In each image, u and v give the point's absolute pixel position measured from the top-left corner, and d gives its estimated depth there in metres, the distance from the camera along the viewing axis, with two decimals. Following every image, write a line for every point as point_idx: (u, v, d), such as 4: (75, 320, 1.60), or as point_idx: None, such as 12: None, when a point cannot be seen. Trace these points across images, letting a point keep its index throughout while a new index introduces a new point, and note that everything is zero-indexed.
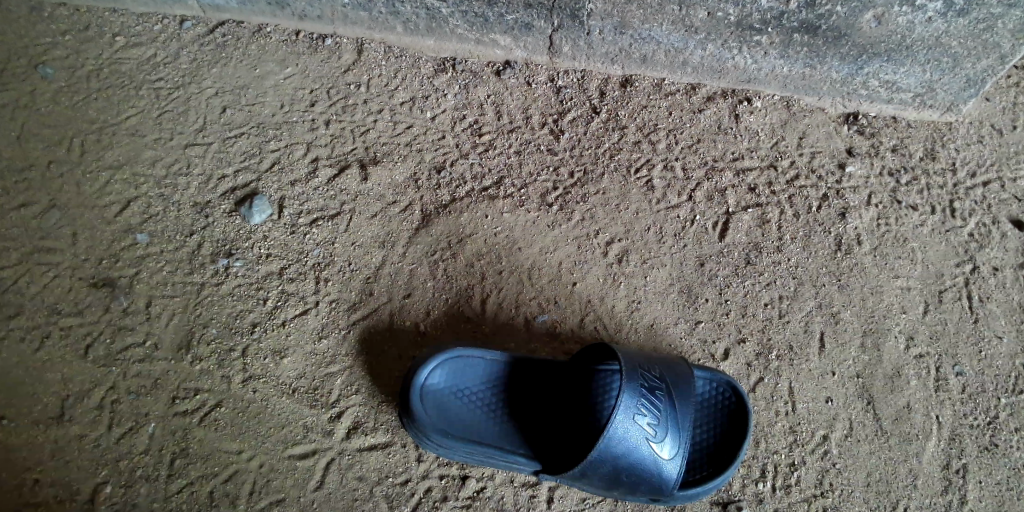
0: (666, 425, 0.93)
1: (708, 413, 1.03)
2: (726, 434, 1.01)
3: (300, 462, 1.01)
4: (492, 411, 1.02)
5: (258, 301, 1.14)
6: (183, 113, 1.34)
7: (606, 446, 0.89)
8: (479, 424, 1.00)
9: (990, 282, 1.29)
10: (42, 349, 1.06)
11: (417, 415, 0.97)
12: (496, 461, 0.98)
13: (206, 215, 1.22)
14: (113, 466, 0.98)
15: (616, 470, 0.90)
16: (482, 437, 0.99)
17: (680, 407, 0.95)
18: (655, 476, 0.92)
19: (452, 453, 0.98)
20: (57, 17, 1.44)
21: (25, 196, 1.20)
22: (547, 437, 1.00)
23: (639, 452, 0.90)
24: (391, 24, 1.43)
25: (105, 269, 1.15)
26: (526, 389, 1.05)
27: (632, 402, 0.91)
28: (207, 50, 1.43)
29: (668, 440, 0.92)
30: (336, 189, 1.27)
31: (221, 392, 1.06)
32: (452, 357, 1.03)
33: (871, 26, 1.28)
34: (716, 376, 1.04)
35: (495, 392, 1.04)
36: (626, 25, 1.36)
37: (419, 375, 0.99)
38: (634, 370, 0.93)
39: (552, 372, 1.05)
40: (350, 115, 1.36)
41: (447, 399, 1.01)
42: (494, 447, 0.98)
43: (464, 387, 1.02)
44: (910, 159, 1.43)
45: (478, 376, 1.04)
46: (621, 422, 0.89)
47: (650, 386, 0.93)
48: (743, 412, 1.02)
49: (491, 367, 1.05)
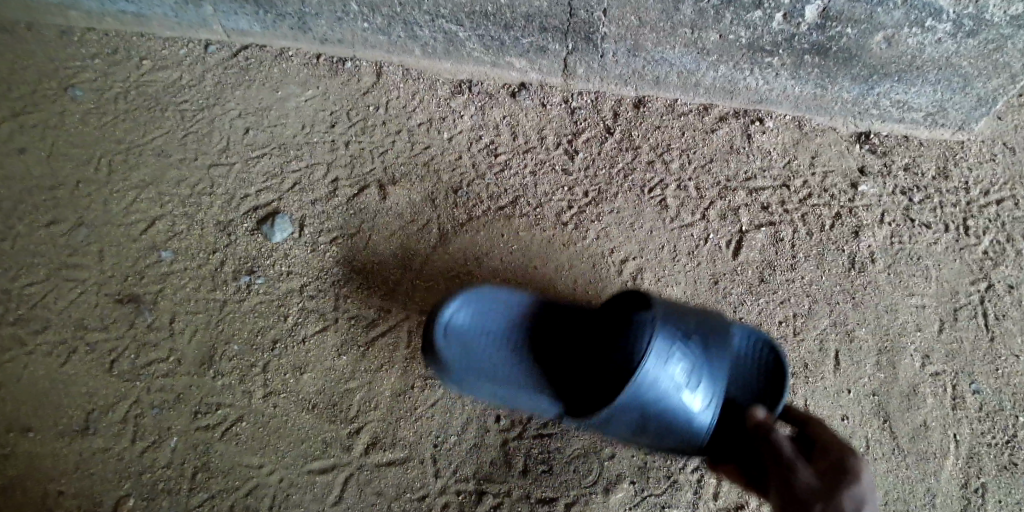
0: (697, 372, 0.89)
1: (744, 370, 0.96)
2: (765, 392, 0.94)
3: (319, 477, 1.05)
4: (516, 351, 1.05)
5: (279, 318, 1.17)
6: (207, 134, 1.37)
7: (635, 392, 0.85)
8: (503, 366, 1.03)
9: (1005, 300, 1.29)
10: (69, 363, 1.10)
11: (440, 354, 0.99)
12: (519, 400, 1.01)
13: (228, 234, 1.25)
14: (135, 479, 1.02)
15: (644, 418, 0.86)
16: (502, 378, 1.02)
17: (712, 357, 0.91)
18: (684, 427, 0.87)
19: (471, 391, 1.02)
20: (86, 41, 1.48)
21: (54, 214, 1.24)
22: (564, 380, 1.03)
23: (668, 400, 0.86)
24: (409, 47, 1.46)
25: (130, 286, 1.18)
26: (546, 332, 1.07)
27: (662, 346, 0.86)
28: (231, 73, 1.46)
29: (701, 389, 0.88)
30: (356, 208, 1.30)
31: (242, 407, 1.09)
32: (476, 296, 1.05)
33: (882, 47, 1.30)
34: (755, 333, 0.98)
35: (520, 333, 1.06)
36: (638, 47, 1.39)
37: (445, 314, 1.00)
38: (666, 315, 0.89)
39: (576, 321, 1.08)
40: (369, 136, 1.39)
41: (471, 337, 1.03)
42: (518, 387, 1.01)
43: (486, 324, 1.05)
44: (923, 178, 1.44)
45: (502, 317, 1.07)
46: (652, 367, 0.85)
47: (681, 331, 0.90)
48: (781, 370, 0.94)
49: (514, 310, 1.07)
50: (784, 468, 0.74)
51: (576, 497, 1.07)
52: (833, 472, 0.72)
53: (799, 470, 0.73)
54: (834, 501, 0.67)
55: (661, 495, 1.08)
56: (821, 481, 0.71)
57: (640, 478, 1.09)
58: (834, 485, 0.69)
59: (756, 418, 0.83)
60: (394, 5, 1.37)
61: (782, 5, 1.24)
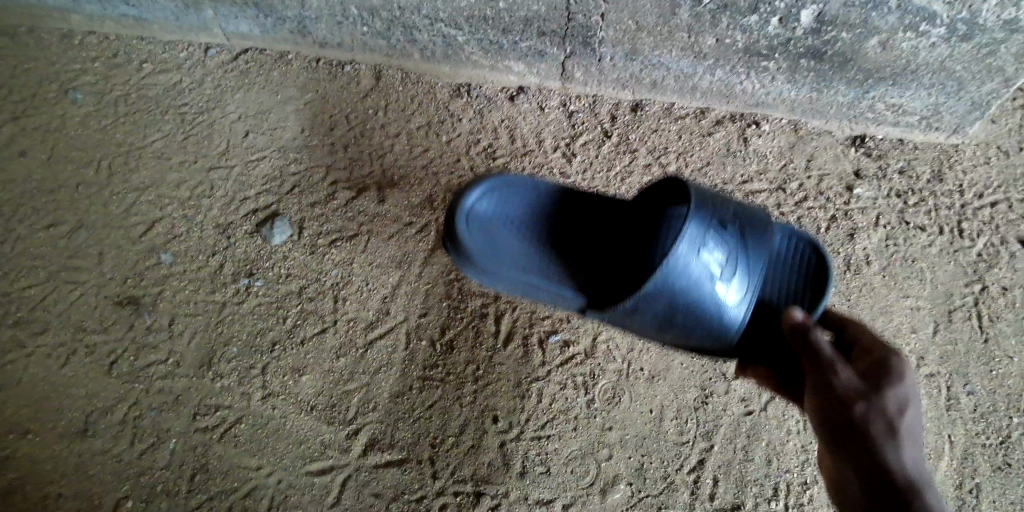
0: (734, 261, 0.80)
1: (783, 268, 0.86)
2: (804, 293, 0.84)
3: (317, 478, 1.05)
4: (542, 242, 0.98)
5: (278, 320, 1.18)
6: (207, 137, 1.38)
7: (661, 278, 0.76)
8: (526, 256, 0.97)
9: (1000, 301, 1.30)
10: (69, 364, 1.11)
11: (461, 238, 0.97)
12: (542, 293, 0.94)
13: (228, 236, 1.26)
14: (134, 481, 1.03)
15: (672, 309, 0.78)
16: (528, 267, 0.96)
17: (752, 245, 0.81)
18: (715, 323, 0.79)
19: (494, 282, 0.97)
20: (87, 44, 1.48)
21: (54, 216, 1.25)
22: (599, 272, 0.95)
23: (701, 289, 0.77)
24: (408, 51, 1.47)
25: (130, 288, 1.19)
26: (582, 227, 1.00)
27: (696, 230, 0.77)
28: (231, 76, 1.47)
29: (737, 281, 0.79)
30: (354, 211, 1.30)
31: (240, 409, 1.09)
32: (500, 187, 1.01)
33: (876, 51, 1.31)
34: (797, 233, 0.89)
35: (547, 224, 1.00)
36: (636, 52, 1.40)
37: (465, 200, 0.98)
38: (700, 198, 0.80)
39: (614, 214, 1.00)
40: (368, 140, 1.40)
41: (492, 225, 0.99)
42: (542, 279, 0.94)
43: (513, 213, 1.01)
44: (917, 181, 1.45)
45: (527, 208, 1.02)
46: (685, 251, 0.76)
47: (717, 217, 0.80)
48: (825, 273, 0.85)
49: (541, 201, 1.02)
50: (823, 367, 0.68)
51: (573, 499, 1.07)
52: (875, 376, 0.67)
53: (841, 370, 0.67)
54: (876, 403, 0.64)
55: (659, 497, 1.09)
56: (863, 383, 0.67)
57: (638, 480, 1.10)
58: (877, 388, 0.65)
59: (794, 319, 0.72)
60: (394, 9, 1.37)
61: (777, 9, 1.24)
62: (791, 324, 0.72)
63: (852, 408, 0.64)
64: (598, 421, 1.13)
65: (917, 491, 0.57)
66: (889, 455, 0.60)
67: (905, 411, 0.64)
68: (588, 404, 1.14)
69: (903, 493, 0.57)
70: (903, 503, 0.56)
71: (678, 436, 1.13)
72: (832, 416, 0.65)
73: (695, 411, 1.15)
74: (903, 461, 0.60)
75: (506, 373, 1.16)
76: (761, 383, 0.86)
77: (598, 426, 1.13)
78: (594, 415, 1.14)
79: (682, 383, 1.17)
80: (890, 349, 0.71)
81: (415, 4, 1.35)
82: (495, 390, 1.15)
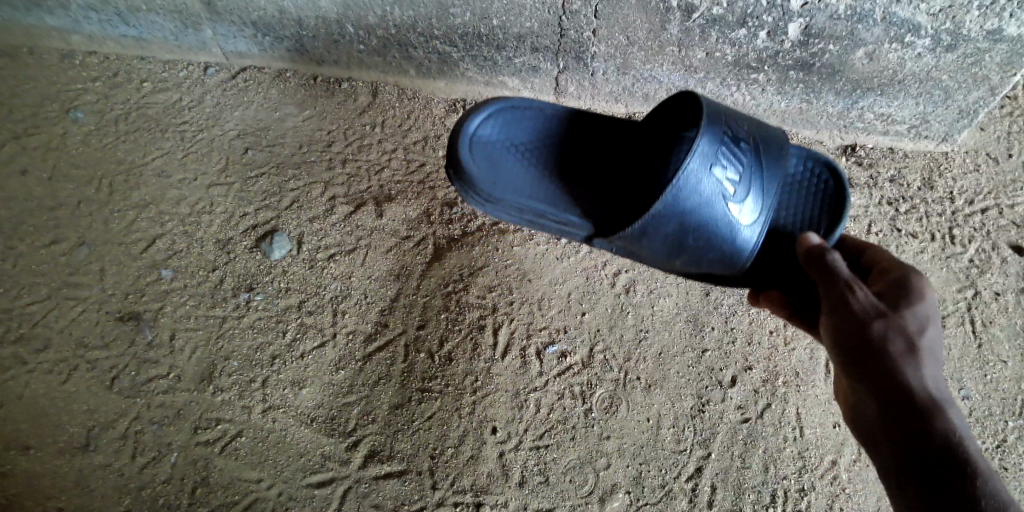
0: (748, 182, 0.83)
1: (796, 193, 0.90)
2: (817, 218, 0.88)
3: (317, 490, 1.07)
4: (547, 167, 0.99)
5: (277, 333, 1.20)
6: (207, 154, 1.39)
7: (675, 199, 0.80)
8: (531, 180, 0.97)
9: (992, 307, 1.32)
10: (70, 380, 1.13)
11: (463, 164, 0.96)
12: (547, 222, 0.95)
13: (228, 251, 1.27)
14: (134, 495, 1.05)
15: (683, 231, 0.82)
16: (533, 193, 0.95)
17: (764, 167, 0.85)
18: (726, 243, 0.83)
19: (499, 212, 0.96)
20: (87, 64, 1.50)
21: (56, 234, 1.27)
22: (606, 197, 0.96)
23: (712, 208, 0.81)
24: (404, 68, 1.49)
25: (131, 304, 1.21)
26: (587, 153, 1.01)
27: (712, 148, 0.81)
28: (229, 95, 1.49)
29: (748, 201, 0.83)
30: (353, 225, 1.31)
31: (241, 422, 1.12)
32: (502, 115, 1.03)
33: (863, 62, 1.33)
34: (812, 154, 0.92)
35: (552, 150, 1.01)
36: (628, 66, 1.42)
37: (467, 125, 0.98)
38: (716, 117, 0.83)
39: (621, 138, 1.02)
40: (366, 155, 1.41)
41: (496, 150, 0.99)
42: (546, 206, 0.94)
43: (514, 140, 1.01)
44: (908, 189, 1.47)
45: (531, 134, 1.02)
46: (698, 170, 0.80)
47: (733, 136, 0.84)
48: (842, 197, 0.88)
49: (546, 127, 1.03)
50: (842, 287, 0.73)
51: (572, 508, 1.09)
52: (891, 296, 0.73)
53: (859, 289, 0.72)
54: (895, 322, 0.69)
55: (657, 504, 1.10)
56: (880, 302, 0.72)
57: (636, 489, 1.11)
58: (894, 308, 0.71)
59: (809, 243, 0.77)
60: (390, 28, 1.39)
61: (765, 23, 1.27)
62: (807, 247, 0.77)
63: (872, 329, 0.69)
64: (596, 431, 1.14)
65: (935, 409, 0.65)
66: (908, 377, 0.67)
67: (924, 331, 0.69)
68: (587, 413, 1.15)
69: (923, 413, 0.65)
70: (922, 424, 0.64)
71: (676, 444, 1.14)
72: (851, 336, 0.70)
73: (692, 419, 1.16)
74: (922, 381, 0.66)
75: (504, 384, 1.17)
76: (772, 308, 0.92)
77: (596, 435, 1.14)
78: (593, 424, 1.15)
79: (678, 391, 1.18)
80: (907, 270, 0.76)
81: (410, 22, 1.37)
82: (494, 400, 1.16)
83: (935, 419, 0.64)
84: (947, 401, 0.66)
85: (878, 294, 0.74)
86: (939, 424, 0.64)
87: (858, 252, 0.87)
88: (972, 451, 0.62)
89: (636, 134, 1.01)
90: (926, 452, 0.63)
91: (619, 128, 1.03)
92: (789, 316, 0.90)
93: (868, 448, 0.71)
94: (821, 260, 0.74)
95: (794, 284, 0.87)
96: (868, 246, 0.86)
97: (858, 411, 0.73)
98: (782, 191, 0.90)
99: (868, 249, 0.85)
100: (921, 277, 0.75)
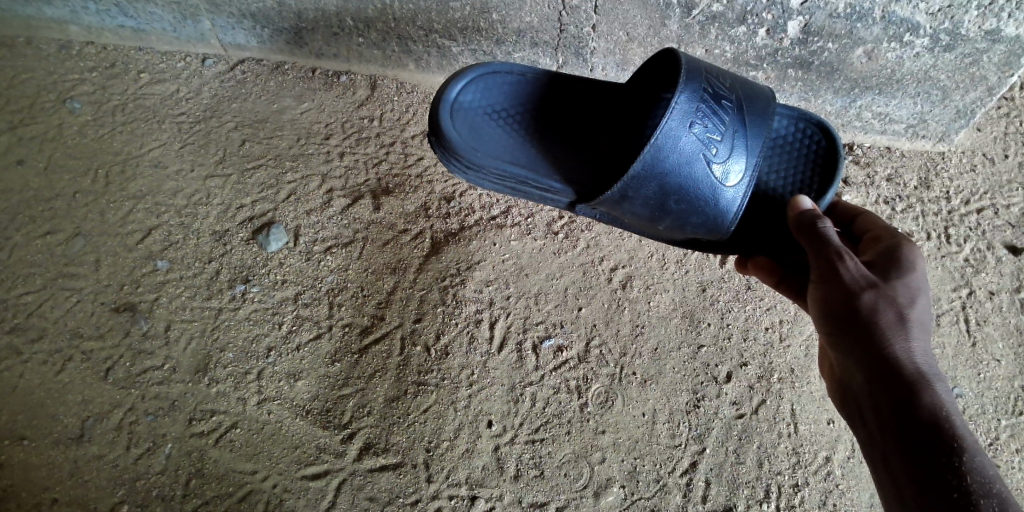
0: (733, 141, 0.83)
1: (785, 154, 0.90)
2: (808, 180, 0.88)
3: (312, 482, 1.08)
4: (529, 131, 0.99)
5: (273, 326, 1.20)
6: (204, 145, 1.38)
7: (655, 160, 0.81)
8: (513, 145, 0.97)
9: (987, 305, 1.33)
10: (64, 371, 1.13)
11: (444, 131, 0.96)
12: (529, 188, 0.95)
13: (224, 243, 1.27)
14: (130, 486, 1.06)
15: (665, 192, 0.82)
16: (515, 160, 0.96)
17: (749, 125, 0.85)
18: (710, 206, 0.83)
19: (481, 179, 0.97)
20: (84, 55, 1.48)
21: (51, 225, 1.26)
22: (592, 162, 0.96)
23: (693, 169, 0.81)
24: (403, 62, 1.47)
25: (127, 295, 1.20)
26: (570, 117, 1.01)
27: (692, 108, 0.81)
28: (227, 87, 1.47)
29: (734, 161, 0.83)
30: (350, 218, 1.31)
31: (235, 414, 1.12)
32: (485, 81, 1.03)
33: (862, 61, 1.33)
34: (805, 113, 0.92)
35: (536, 114, 1.01)
36: (627, 62, 1.42)
37: (447, 92, 0.99)
38: (697, 74, 0.83)
39: (607, 100, 1.02)
40: (363, 148, 1.39)
41: (477, 116, 0.99)
42: (528, 172, 0.95)
43: (494, 106, 1.01)
44: (904, 188, 1.47)
45: (514, 98, 1.02)
46: (676, 129, 0.80)
47: (716, 94, 0.84)
48: (833, 159, 0.89)
49: (530, 90, 1.03)
50: (832, 256, 0.72)
51: (567, 501, 1.10)
52: (880, 267, 0.72)
53: (849, 259, 0.71)
54: (885, 293, 0.69)
55: (651, 499, 1.11)
56: (869, 271, 0.71)
57: (630, 483, 1.11)
58: (883, 278, 0.70)
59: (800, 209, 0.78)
60: (389, 21, 1.38)
61: (765, 20, 1.27)
62: (799, 213, 0.78)
63: (861, 299, 0.69)
64: (591, 425, 1.15)
65: (922, 383, 0.65)
66: (897, 350, 0.67)
67: (915, 303, 0.69)
68: (582, 408, 1.16)
69: (910, 387, 0.65)
70: (909, 397, 0.65)
71: (671, 440, 1.15)
72: (839, 307, 0.70)
73: (686, 414, 1.17)
74: (910, 354, 0.67)
75: (500, 378, 1.17)
76: (759, 275, 0.90)
77: (592, 429, 1.14)
78: (587, 419, 1.15)
79: (675, 387, 1.19)
80: (900, 241, 0.76)
81: (409, 16, 1.37)
82: (489, 394, 1.16)
83: (922, 393, 0.65)
84: (934, 372, 0.67)
85: (867, 264, 0.74)
86: (926, 398, 0.64)
87: (850, 219, 0.87)
88: (958, 424, 0.63)
89: (621, 97, 1.02)
90: (913, 427, 0.64)
91: (604, 92, 1.03)
92: (776, 284, 0.89)
93: (854, 419, 0.72)
94: (811, 226, 0.75)
95: (781, 249, 0.87)
96: (860, 212, 0.86)
97: (844, 381, 0.74)
98: (772, 154, 0.91)
99: (860, 215, 0.85)
100: (911, 246, 0.75)
